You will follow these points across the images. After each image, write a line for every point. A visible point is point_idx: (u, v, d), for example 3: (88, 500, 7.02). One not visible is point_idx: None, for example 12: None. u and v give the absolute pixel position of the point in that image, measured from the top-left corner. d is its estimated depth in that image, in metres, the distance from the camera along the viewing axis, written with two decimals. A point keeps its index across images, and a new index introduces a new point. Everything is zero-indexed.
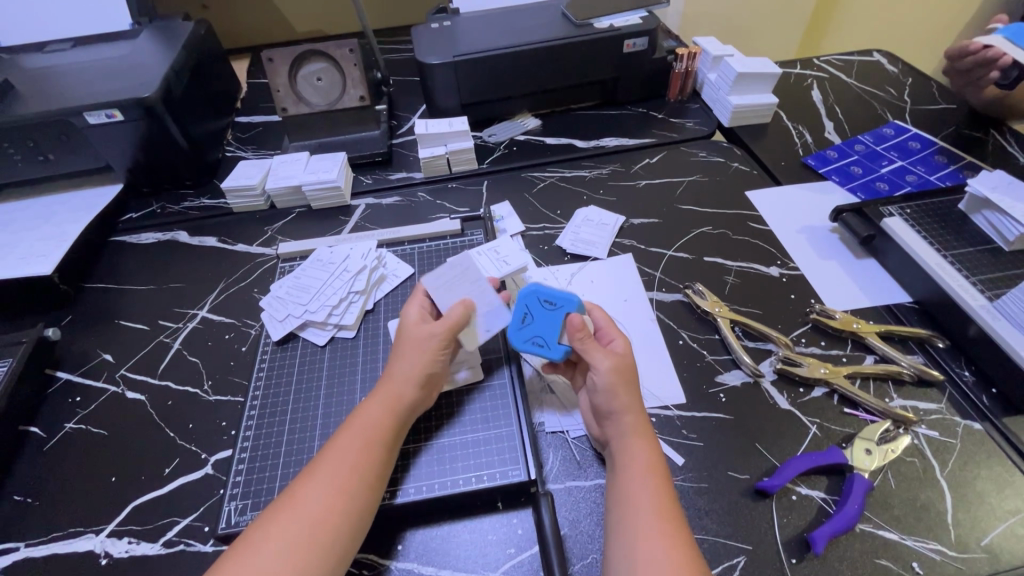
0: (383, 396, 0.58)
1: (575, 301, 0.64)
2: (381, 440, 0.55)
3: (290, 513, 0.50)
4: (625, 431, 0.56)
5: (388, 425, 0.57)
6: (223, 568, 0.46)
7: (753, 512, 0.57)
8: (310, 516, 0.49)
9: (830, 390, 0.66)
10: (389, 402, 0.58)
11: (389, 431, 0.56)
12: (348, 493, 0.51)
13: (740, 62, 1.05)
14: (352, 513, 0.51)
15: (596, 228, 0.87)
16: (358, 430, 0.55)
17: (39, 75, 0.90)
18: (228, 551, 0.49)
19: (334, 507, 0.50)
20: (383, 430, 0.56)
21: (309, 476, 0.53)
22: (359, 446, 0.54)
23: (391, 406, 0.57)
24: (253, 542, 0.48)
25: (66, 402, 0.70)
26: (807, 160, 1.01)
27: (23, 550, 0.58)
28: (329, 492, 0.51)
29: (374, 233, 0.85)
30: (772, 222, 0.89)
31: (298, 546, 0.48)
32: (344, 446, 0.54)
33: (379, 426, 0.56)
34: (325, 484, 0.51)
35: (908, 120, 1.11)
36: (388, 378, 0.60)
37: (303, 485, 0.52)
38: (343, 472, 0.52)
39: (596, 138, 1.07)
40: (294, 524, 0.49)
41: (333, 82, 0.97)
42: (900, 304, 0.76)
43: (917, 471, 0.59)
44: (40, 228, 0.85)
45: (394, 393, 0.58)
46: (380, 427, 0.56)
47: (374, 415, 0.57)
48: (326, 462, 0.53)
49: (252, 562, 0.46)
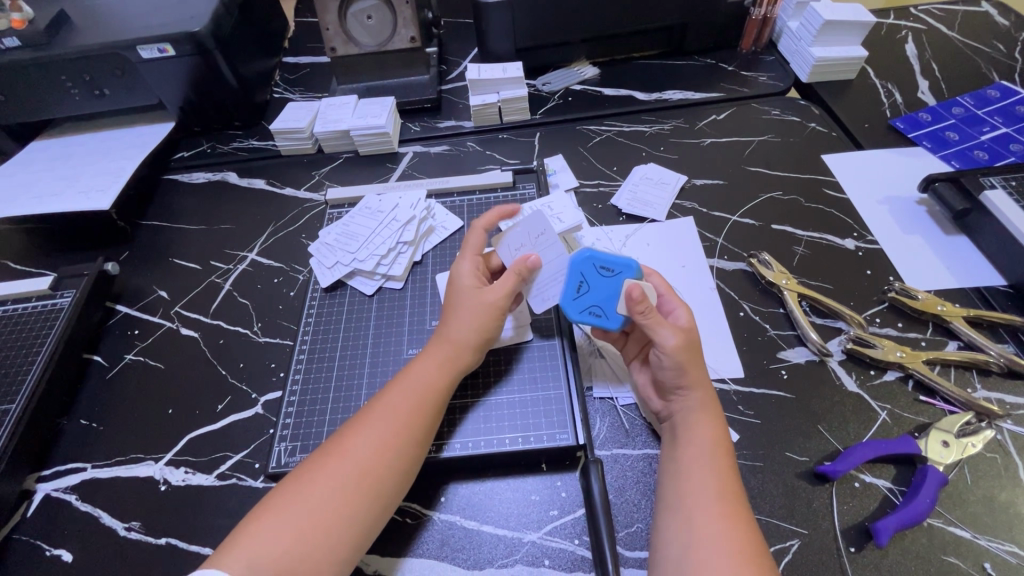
0: (437, 354, 0.57)
1: (634, 266, 0.59)
2: (433, 399, 0.55)
3: (339, 460, 0.50)
4: (694, 407, 0.53)
5: (441, 384, 0.56)
6: (273, 503, 0.48)
7: (811, 496, 0.54)
8: (357, 466, 0.49)
9: (905, 375, 0.61)
10: (442, 360, 0.57)
11: (442, 389, 0.56)
12: (397, 447, 0.51)
13: (828, 8, 0.94)
14: (398, 468, 0.51)
15: (655, 188, 0.82)
16: (412, 388, 0.55)
17: (92, 6, 0.89)
18: (275, 491, 0.49)
19: (382, 460, 0.50)
20: (435, 387, 0.55)
21: (358, 425, 0.53)
22: (410, 402, 0.54)
23: (444, 363, 0.57)
24: (301, 483, 0.49)
25: (125, 335, 0.73)
26: (895, 122, 0.91)
27: (89, 471, 0.61)
28: (379, 444, 0.51)
29: (423, 182, 0.83)
30: (851, 190, 0.81)
31: (344, 494, 0.48)
32: (395, 401, 0.54)
33: (431, 384, 0.55)
34: (375, 435, 0.51)
35: (1018, 81, 0.98)
36: (442, 338, 0.59)
37: (353, 433, 0.52)
38: (392, 426, 0.52)
39: (659, 90, 0.99)
40: (342, 473, 0.49)
41: (383, 21, 0.92)
42: (992, 287, 0.69)
43: (998, 469, 0.55)
44: (97, 164, 0.86)
45: (448, 352, 0.57)
46: (431, 386, 0.55)
47: (427, 372, 0.56)
48: (377, 415, 0.53)
49: (299, 502, 0.47)
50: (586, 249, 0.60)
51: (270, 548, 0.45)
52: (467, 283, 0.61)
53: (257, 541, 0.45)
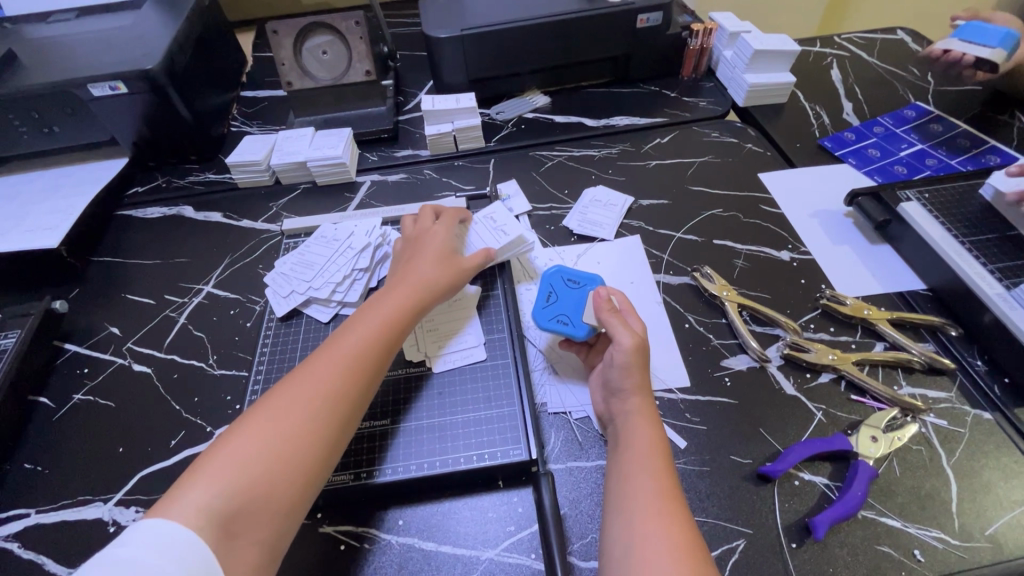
0: (399, 292, 0.62)
1: (597, 280, 0.69)
2: (393, 328, 0.59)
3: (303, 382, 0.53)
4: (632, 410, 0.56)
5: (398, 320, 0.60)
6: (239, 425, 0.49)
7: (755, 497, 0.56)
8: (319, 391, 0.52)
9: (837, 376, 0.65)
10: (405, 296, 0.62)
11: (399, 324, 0.60)
12: (357, 373, 0.55)
13: (757, 39, 1.01)
14: (357, 393, 0.54)
15: (604, 209, 0.86)
16: (373, 320, 0.59)
17: (42, 45, 0.89)
18: (239, 419, 0.51)
19: (343, 384, 0.53)
20: (392, 323, 0.59)
21: (319, 357, 0.55)
22: (372, 332, 0.58)
23: (403, 301, 0.61)
24: (267, 404, 0.51)
25: (75, 374, 0.71)
26: (823, 141, 0.98)
27: (33, 516, 0.59)
28: (339, 372, 0.54)
29: (379, 211, 0.85)
30: (784, 205, 0.87)
31: (309, 407, 0.51)
32: (355, 331, 0.58)
33: (392, 318, 0.60)
34: (338, 359, 0.55)
35: (932, 101, 1.06)
36: (411, 278, 0.64)
37: (317, 360, 0.55)
38: (353, 356, 0.55)
39: (607, 116, 1.04)
40: (308, 392, 0.52)
41: (338, 56, 0.95)
42: (914, 291, 0.74)
43: (923, 460, 0.59)
44: (46, 202, 0.85)
45: (406, 291, 0.62)
46: (392, 318, 0.60)
47: (387, 305, 0.61)
48: (337, 347, 0.56)
49: (267, 418, 0.50)
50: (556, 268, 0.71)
51: (237, 464, 0.46)
52: (441, 244, 0.69)
53: (223, 452, 0.47)
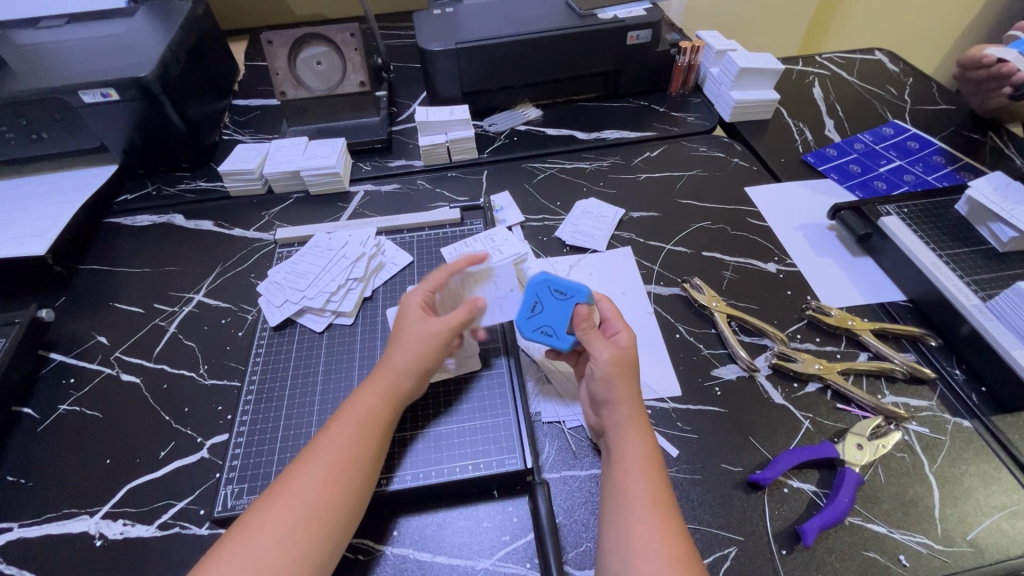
0: (379, 385, 0.58)
1: (586, 291, 0.62)
2: (375, 427, 0.56)
3: (286, 501, 0.50)
4: (620, 421, 0.56)
5: (382, 413, 0.57)
6: (217, 559, 0.46)
7: (745, 505, 0.57)
8: (304, 505, 0.49)
9: (824, 386, 0.67)
10: (384, 390, 0.58)
11: (384, 419, 0.57)
12: (344, 479, 0.51)
13: (743, 57, 1.04)
14: (347, 499, 0.51)
15: (595, 221, 0.87)
16: (354, 420, 0.55)
17: (32, 51, 0.89)
18: (219, 543, 0.48)
19: (330, 493, 0.50)
20: (376, 418, 0.56)
21: (301, 468, 0.52)
22: (354, 436, 0.54)
23: (381, 396, 0.57)
24: (248, 530, 0.48)
25: (60, 383, 0.70)
26: (807, 157, 1.01)
27: (16, 531, 0.57)
28: (325, 481, 0.51)
29: (373, 221, 0.85)
30: (770, 218, 0.89)
31: (294, 531, 0.48)
32: (336, 436, 0.54)
33: (374, 416, 0.56)
34: (321, 471, 0.51)
35: (909, 119, 1.11)
36: (385, 367, 0.60)
37: (299, 472, 0.52)
38: (337, 459, 0.52)
39: (598, 130, 1.06)
40: (291, 513, 0.49)
41: (333, 66, 0.95)
42: (895, 302, 0.76)
43: (906, 467, 0.60)
44: (33, 208, 0.84)
45: (384, 383, 0.58)
46: (375, 416, 0.56)
47: (367, 403, 0.57)
48: (319, 450, 0.53)
49: (247, 550, 0.46)
50: (544, 273, 0.64)
51: None
52: (415, 311, 0.63)
53: None
